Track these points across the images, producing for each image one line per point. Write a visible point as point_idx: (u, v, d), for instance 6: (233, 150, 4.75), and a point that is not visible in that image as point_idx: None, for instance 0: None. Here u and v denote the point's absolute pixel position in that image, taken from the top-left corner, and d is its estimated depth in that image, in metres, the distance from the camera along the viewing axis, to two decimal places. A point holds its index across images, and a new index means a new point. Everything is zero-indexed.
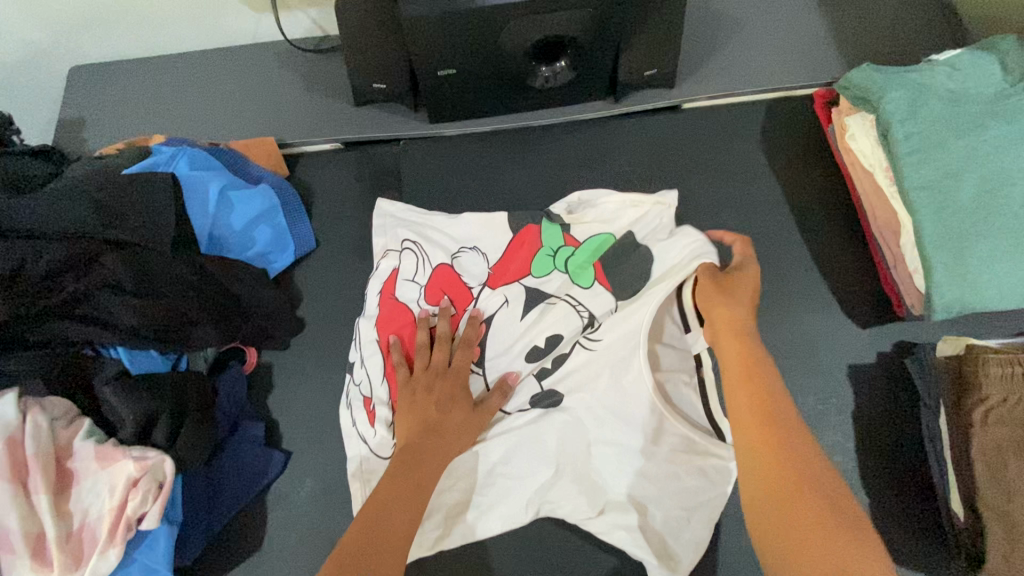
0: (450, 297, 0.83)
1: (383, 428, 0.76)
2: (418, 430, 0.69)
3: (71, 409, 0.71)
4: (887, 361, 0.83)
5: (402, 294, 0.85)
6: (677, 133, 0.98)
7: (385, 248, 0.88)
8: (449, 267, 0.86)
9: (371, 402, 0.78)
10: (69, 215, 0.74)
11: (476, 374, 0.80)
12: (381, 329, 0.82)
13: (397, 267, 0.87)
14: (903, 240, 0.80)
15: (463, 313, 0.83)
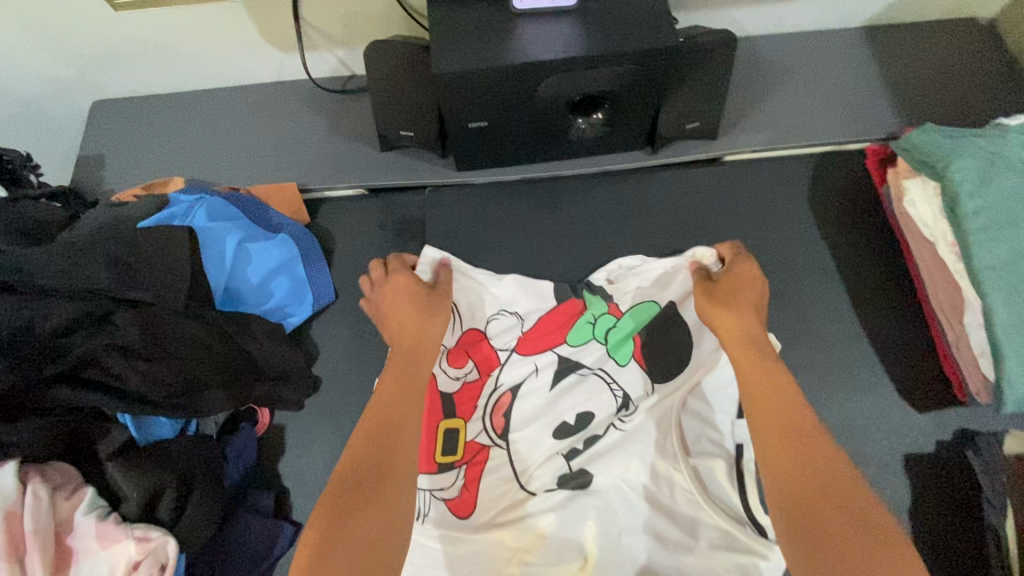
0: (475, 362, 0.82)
1: None
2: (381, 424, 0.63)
3: (74, 478, 0.68)
4: (946, 452, 0.76)
5: None
6: (718, 188, 0.92)
7: None
8: (478, 331, 0.83)
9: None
10: (81, 270, 0.70)
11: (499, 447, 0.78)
12: None
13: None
14: (966, 319, 0.75)
15: (487, 380, 0.81)
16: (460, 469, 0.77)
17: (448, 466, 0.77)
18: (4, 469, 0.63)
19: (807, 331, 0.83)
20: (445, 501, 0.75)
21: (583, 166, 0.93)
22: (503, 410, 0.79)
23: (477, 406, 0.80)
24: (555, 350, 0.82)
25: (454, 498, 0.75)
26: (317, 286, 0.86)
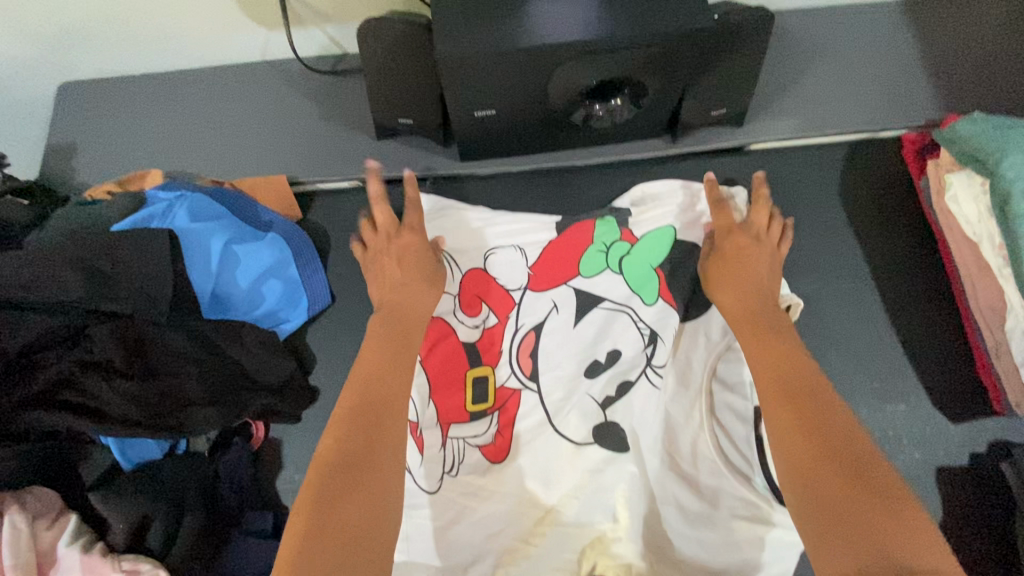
0: (489, 307, 0.83)
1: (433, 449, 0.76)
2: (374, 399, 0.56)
3: (55, 507, 0.63)
4: (980, 464, 0.73)
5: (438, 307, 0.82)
6: (741, 180, 0.86)
7: None
8: (483, 272, 0.84)
9: (420, 427, 0.77)
10: (52, 281, 0.64)
11: (528, 389, 0.79)
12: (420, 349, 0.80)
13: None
14: (1009, 325, 0.70)
15: (506, 322, 0.82)
16: (492, 415, 0.78)
17: (481, 413, 0.78)
18: None
19: (837, 335, 0.78)
20: (479, 449, 0.76)
21: (596, 155, 0.86)
22: (528, 350, 0.81)
23: (503, 349, 0.81)
24: (570, 284, 0.83)
25: (488, 443, 0.76)
26: (313, 289, 0.80)
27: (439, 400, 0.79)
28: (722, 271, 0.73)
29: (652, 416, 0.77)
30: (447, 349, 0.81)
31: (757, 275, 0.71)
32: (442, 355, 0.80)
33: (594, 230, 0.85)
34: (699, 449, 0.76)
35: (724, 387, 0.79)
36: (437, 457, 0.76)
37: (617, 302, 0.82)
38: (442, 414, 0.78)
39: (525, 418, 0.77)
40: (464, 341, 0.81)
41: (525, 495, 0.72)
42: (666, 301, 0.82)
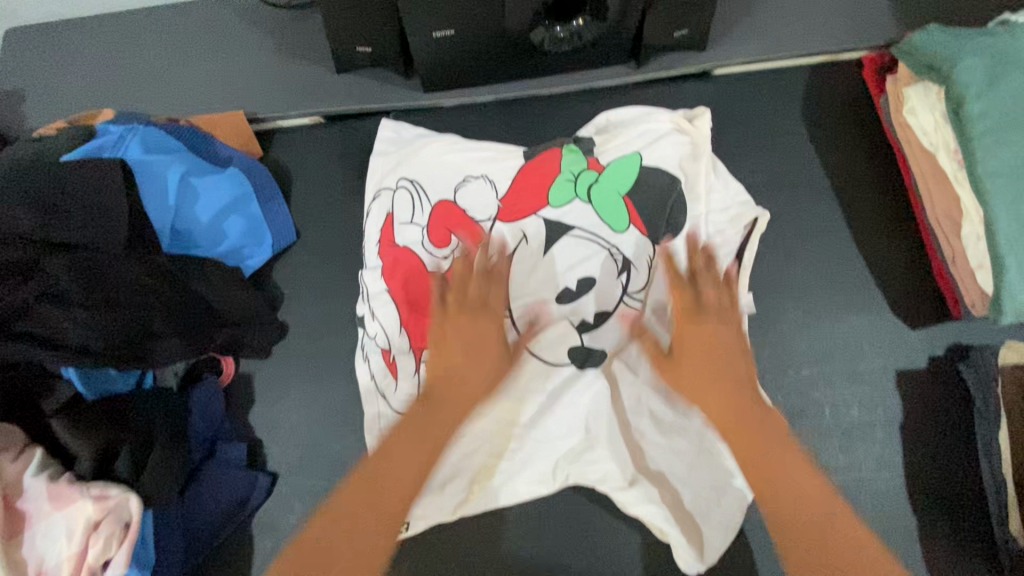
0: (459, 236, 0.80)
1: (406, 379, 0.74)
2: (468, 383, 0.65)
3: (18, 441, 0.62)
4: (940, 366, 0.74)
5: (405, 238, 0.79)
6: (705, 104, 0.86)
7: (379, 187, 0.81)
8: (453, 203, 0.81)
9: (391, 352, 0.75)
10: (4, 213, 0.63)
11: None
12: (388, 278, 0.78)
13: (391, 211, 0.80)
14: (965, 232, 0.70)
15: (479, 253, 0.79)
16: None
17: None
18: None
19: (799, 251, 0.80)
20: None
21: (560, 84, 0.85)
22: None
23: None
24: (539, 214, 0.81)
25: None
26: (275, 226, 0.79)
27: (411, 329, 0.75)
28: (691, 384, 0.66)
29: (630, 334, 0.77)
30: (414, 274, 0.77)
31: (722, 339, 0.67)
32: (409, 279, 0.77)
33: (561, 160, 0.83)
34: None
35: None
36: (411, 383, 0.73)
37: (587, 231, 0.80)
38: (414, 340, 0.75)
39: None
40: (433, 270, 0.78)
41: (501, 412, 0.75)
42: (637, 227, 0.80)
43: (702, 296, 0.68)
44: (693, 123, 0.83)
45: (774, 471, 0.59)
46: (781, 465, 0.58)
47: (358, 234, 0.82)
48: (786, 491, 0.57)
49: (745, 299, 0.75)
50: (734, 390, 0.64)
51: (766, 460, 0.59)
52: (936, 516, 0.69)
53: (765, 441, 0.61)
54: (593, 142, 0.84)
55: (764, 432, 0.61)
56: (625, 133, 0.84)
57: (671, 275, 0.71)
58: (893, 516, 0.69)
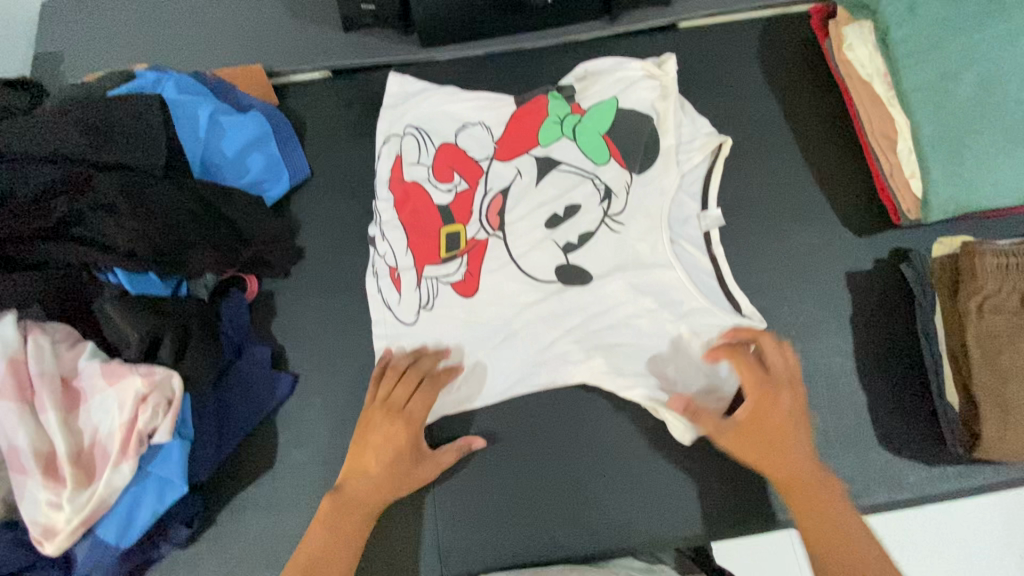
0: (459, 172, 0.88)
1: (408, 293, 0.84)
2: (366, 505, 0.70)
3: (73, 335, 0.70)
4: (884, 268, 0.84)
5: (412, 176, 0.88)
6: (671, 51, 0.96)
7: (388, 133, 0.90)
8: (454, 145, 0.89)
9: (397, 270, 0.84)
10: (58, 137, 0.72)
11: (495, 238, 0.85)
12: (400, 209, 0.87)
13: (401, 153, 0.89)
14: (899, 147, 0.80)
15: (476, 188, 0.87)
16: (462, 258, 0.84)
17: (452, 258, 0.84)
18: (3, 321, 0.66)
19: (758, 175, 0.90)
20: (451, 286, 0.83)
21: (543, 37, 0.97)
22: (497, 209, 0.86)
23: (474, 209, 0.86)
24: (530, 152, 0.88)
25: (458, 282, 0.83)
26: (292, 163, 0.89)
27: (416, 250, 0.85)
28: (765, 463, 0.67)
29: (614, 253, 0.83)
30: (420, 206, 0.87)
31: (790, 437, 0.67)
32: (416, 209, 0.87)
33: (548, 106, 0.91)
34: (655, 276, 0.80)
35: (680, 225, 0.85)
36: (413, 295, 0.83)
37: (573, 165, 0.87)
38: (417, 259, 0.85)
39: (492, 263, 0.84)
40: (439, 204, 0.87)
41: (498, 324, 0.82)
42: (617, 160, 0.86)
43: (774, 406, 0.67)
44: (663, 68, 0.90)
45: (840, 535, 0.63)
46: (827, 513, 0.64)
47: (365, 171, 0.92)
48: (825, 534, 0.64)
49: (711, 217, 0.84)
50: (802, 466, 0.66)
51: (829, 525, 0.64)
52: (879, 390, 0.79)
53: (826, 496, 0.65)
54: (574, 89, 0.92)
55: (801, 503, 0.65)
56: (603, 81, 0.92)
57: (747, 368, 0.68)
58: (842, 393, 0.79)
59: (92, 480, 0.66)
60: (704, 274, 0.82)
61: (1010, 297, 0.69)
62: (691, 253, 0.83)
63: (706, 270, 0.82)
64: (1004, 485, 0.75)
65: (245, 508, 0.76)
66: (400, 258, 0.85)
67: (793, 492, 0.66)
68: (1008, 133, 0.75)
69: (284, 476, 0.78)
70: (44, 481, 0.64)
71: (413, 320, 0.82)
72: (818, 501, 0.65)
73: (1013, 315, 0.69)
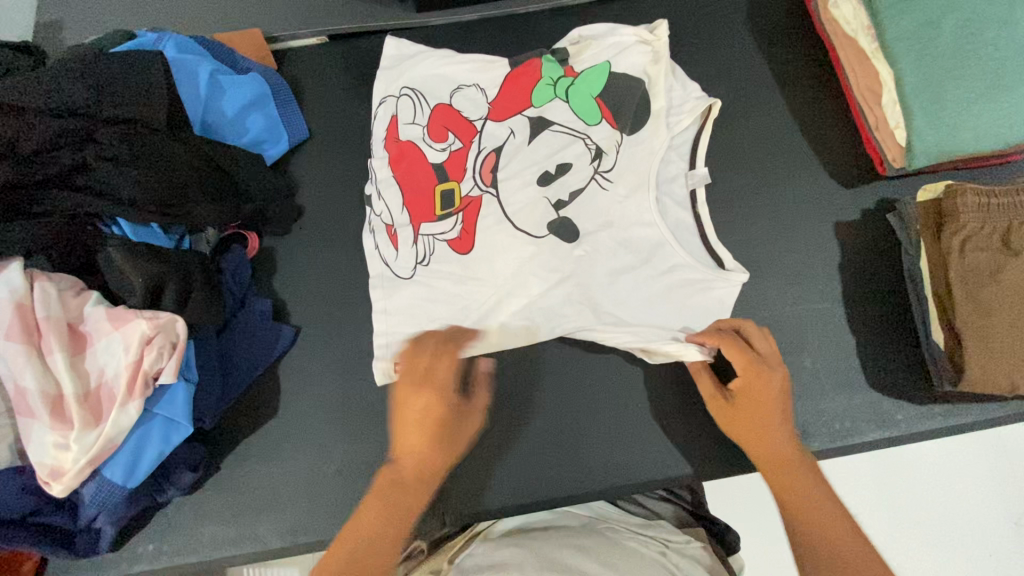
0: (453, 132, 0.87)
1: (405, 249, 0.84)
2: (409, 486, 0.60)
3: (78, 284, 0.72)
4: (870, 217, 0.86)
5: (407, 135, 0.89)
6: (661, 13, 0.98)
7: (384, 95, 0.91)
8: (448, 105, 0.89)
9: (394, 227, 0.85)
10: (62, 91, 0.73)
11: (489, 196, 0.85)
12: (394, 167, 0.88)
13: (396, 113, 0.90)
14: (884, 99, 0.82)
15: (470, 147, 0.87)
16: (458, 216, 0.84)
17: (447, 216, 0.84)
18: (11, 267, 0.68)
19: (748, 130, 0.91)
20: (447, 243, 0.83)
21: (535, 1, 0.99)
22: (490, 167, 0.86)
23: (468, 167, 0.86)
24: (522, 114, 0.88)
25: (453, 238, 0.83)
26: (291, 124, 0.91)
27: (411, 206, 0.86)
28: (747, 439, 0.68)
29: (605, 209, 0.83)
30: (414, 164, 0.87)
31: (772, 417, 0.67)
32: (411, 168, 0.87)
33: (542, 68, 0.90)
34: (643, 231, 0.81)
35: (669, 181, 0.85)
36: (409, 252, 0.84)
37: (565, 127, 0.87)
38: (413, 216, 0.85)
39: (488, 219, 0.83)
40: (433, 162, 0.87)
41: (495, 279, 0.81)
42: (608, 121, 0.86)
43: (767, 385, 0.67)
44: (654, 33, 0.89)
45: (820, 521, 0.61)
46: (802, 505, 0.62)
47: (362, 132, 0.93)
48: (805, 512, 0.62)
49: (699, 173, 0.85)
50: (778, 448, 0.66)
51: (802, 501, 0.62)
52: (867, 334, 0.81)
53: (810, 484, 0.64)
54: (567, 52, 0.91)
55: (786, 491, 0.64)
56: (596, 45, 0.91)
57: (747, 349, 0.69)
58: (832, 337, 0.81)
59: (98, 422, 0.67)
60: (688, 233, 0.83)
61: (989, 235, 0.73)
62: (678, 211, 0.84)
63: (690, 229, 0.83)
64: (988, 423, 0.78)
65: (248, 455, 0.78)
66: (395, 213, 0.85)
67: (778, 474, 0.65)
68: (989, 80, 0.77)
69: (287, 424, 0.79)
70: (51, 423, 0.65)
71: (411, 275, 0.83)
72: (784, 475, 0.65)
73: (992, 251, 0.72)
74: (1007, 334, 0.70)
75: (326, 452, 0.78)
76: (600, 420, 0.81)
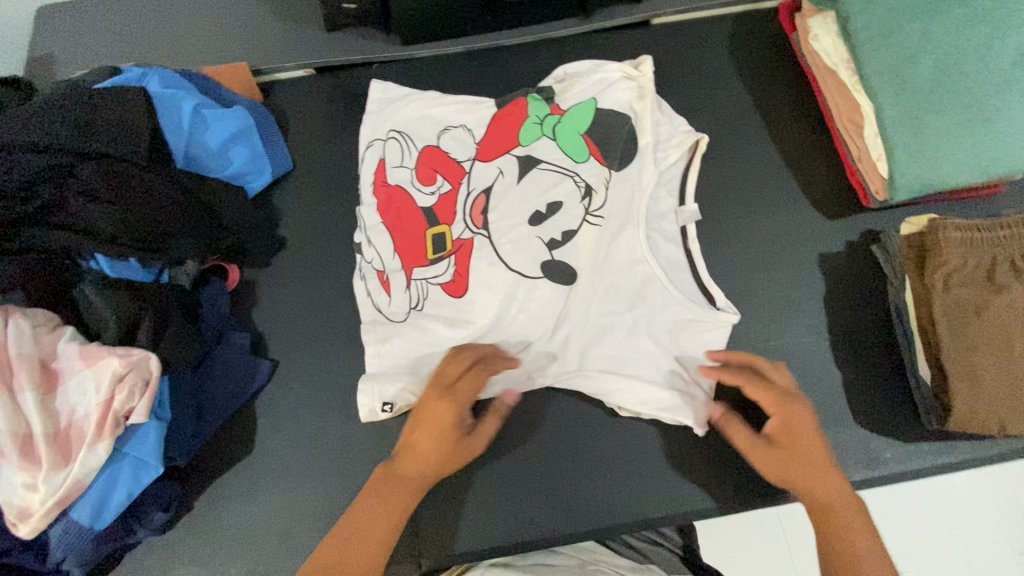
0: (442, 174, 0.87)
1: (398, 295, 0.83)
2: (412, 481, 0.69)
3: (53, 320, 0.71)
4: (855, 249, 0.85)
5: (395, 179, 0.88)
6: (645, 46, 0.99)
7: (371, 138, 0.91)
8: (436, 147, 0.89)
9: (386, 273, 0.84)
10: (43, 128, 0.74)
11: (481, 237, 0.84)
12: (383, 211, 0.87)
13: (384, 157, 0.90)
14: (866, 132, 0.82)
15: (458, 188, 0.87)
16: (450, 259, 0.83)
17: (438, 259, 0.84)
18: None
19: (730, 161, 0.91)
20: (441, 287, 0.82)
21: (520, 34, 0.99)
22: (481, 208, 0.85)
23: (457, 210, 0.86)
24: (510, 152, 0.88)
25: (447, 282, 0.83)
26: (275, 157, 0.91)
27: (403, 251, 0.85)
28: (803, 480, 0.68)
29: (595, 248, 0.82)
30: (403, 209, 0.87)
31: (815, 458, 0.68)
32: (400, 210, 0.86)
33: (528, 107, 0.90)
34: (635, 270, 0.81)
35: (658, 216, 0.85)
36: (403, 297, 0.83)
37: (554, 164, 0.86)
38: (405, 262, 0.84)
39: (478, 260, 0.83)
40: (422, 206, 0.86)
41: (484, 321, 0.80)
42: (596, 158, 0.85)
43: (796, 425, 0.69)
44: (639, 70, 0.90)
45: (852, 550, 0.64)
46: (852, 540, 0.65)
47: (346, 164, 0.94)
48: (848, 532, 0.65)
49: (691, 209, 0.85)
50: (834, 483, 0.67)
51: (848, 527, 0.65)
52: (853, 370, 0.80)
53: (854, 517, 0.66)
54: (554, 90, 0.91)
55: (843, 517, 0.66)
56: (581, 82, 0.91)
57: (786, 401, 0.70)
58: (816, 373, 0.80)
59: (67, 462, 0.66)
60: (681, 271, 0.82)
61: (972, 270, 0.72)
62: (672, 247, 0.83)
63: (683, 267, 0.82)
64: (980, 462, 0.76)
65: (223, 494, 0.76)
66: (387, 259, 0.84)
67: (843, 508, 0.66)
68: (969, 113, 0.77)
69: (262, 460, 0.78)
70: (19, 462, 0.65)
71: (405, 320, 0.81)
72: (838, 513, 0.66)
73: (976, 286, 0.71)
74: (989, 371, 0.69)
75: (303, 490, 0.76)
76: (585, 457, 0.78)
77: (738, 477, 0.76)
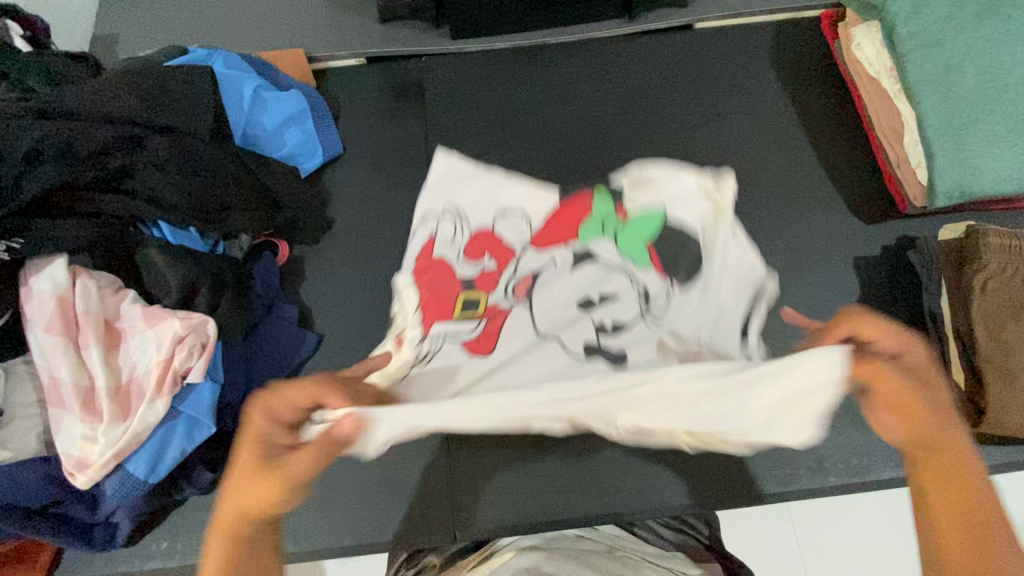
0: (492, 254, 0.76)
1: (407, 350, 0.66)
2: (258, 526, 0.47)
3: (116, 283, 0.75)
4: (891, 253, 0.86)
5: (441, 239, 0.79)
6: (688, 48, 1.01)
7: (425, 214, 0.82)
8: (490, 229, 0.79)
9: (402, 331, 0.70)
10: (115, 100, 0.77)
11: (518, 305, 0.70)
12: (418, 274, 0.76)
13: (435, 232, 0.80)
14: (906, 139, 0.84)
15: (504, 269, 0.75)
16: (480, 322, 0.69)
17: (466, 317, 0.69)
18: (56, 263, 0.70)
19: (769, 162, 0.93)
20: (460, 343, 0.66)
21: (565, 33, 1.02)
22: (525, 288, 0.72)
23: (500, 284, 0.73)
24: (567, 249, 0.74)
25: (470, 340, 0.66)
26: (326, 140, 0.94)
27: (424, 306, 0.72)
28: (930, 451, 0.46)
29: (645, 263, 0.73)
30: (440, 279, 0.74)
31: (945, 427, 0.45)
32: (431, 276, 0.75)
33: (593, 202, 0.79)
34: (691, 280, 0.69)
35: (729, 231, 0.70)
36: (409, 351, 0.66)
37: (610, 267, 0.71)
38: (425, 318, 0.70)
39: (510, 332, 0.68)
40: (462, 277, 0.75)
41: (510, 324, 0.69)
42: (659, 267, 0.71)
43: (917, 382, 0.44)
44: (722, 184, 0.74)
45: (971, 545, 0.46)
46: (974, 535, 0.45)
47: (393, 149, 0.96)
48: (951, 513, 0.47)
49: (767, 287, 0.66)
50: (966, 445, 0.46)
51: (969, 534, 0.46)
52: None
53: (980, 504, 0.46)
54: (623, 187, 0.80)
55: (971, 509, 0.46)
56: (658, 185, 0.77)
57: (897, 372, 0.44)
58: None
59: (126, 417, 0.69)
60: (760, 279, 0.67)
61: (1011, 276, 0.73)
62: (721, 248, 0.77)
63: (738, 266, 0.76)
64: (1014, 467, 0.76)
65: None
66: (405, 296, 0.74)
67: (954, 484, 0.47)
68: (1012, 124, 0.78)
69: None
70: (81, 414, 0.68)
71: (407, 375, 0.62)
72: (964, 490, 0.46)
73: (1015, 292, 0.72)
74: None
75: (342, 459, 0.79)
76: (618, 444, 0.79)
77: (770, 471, 0.77)
